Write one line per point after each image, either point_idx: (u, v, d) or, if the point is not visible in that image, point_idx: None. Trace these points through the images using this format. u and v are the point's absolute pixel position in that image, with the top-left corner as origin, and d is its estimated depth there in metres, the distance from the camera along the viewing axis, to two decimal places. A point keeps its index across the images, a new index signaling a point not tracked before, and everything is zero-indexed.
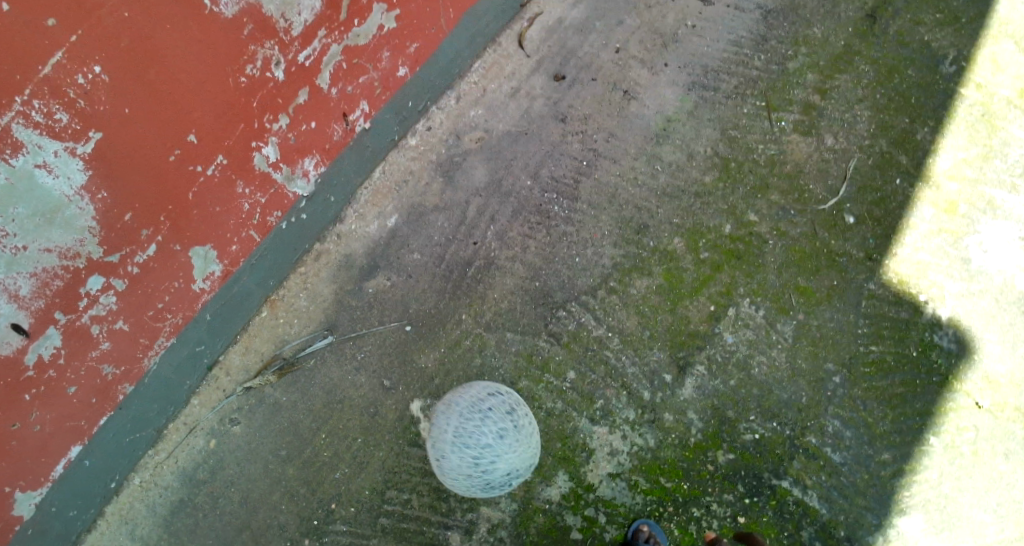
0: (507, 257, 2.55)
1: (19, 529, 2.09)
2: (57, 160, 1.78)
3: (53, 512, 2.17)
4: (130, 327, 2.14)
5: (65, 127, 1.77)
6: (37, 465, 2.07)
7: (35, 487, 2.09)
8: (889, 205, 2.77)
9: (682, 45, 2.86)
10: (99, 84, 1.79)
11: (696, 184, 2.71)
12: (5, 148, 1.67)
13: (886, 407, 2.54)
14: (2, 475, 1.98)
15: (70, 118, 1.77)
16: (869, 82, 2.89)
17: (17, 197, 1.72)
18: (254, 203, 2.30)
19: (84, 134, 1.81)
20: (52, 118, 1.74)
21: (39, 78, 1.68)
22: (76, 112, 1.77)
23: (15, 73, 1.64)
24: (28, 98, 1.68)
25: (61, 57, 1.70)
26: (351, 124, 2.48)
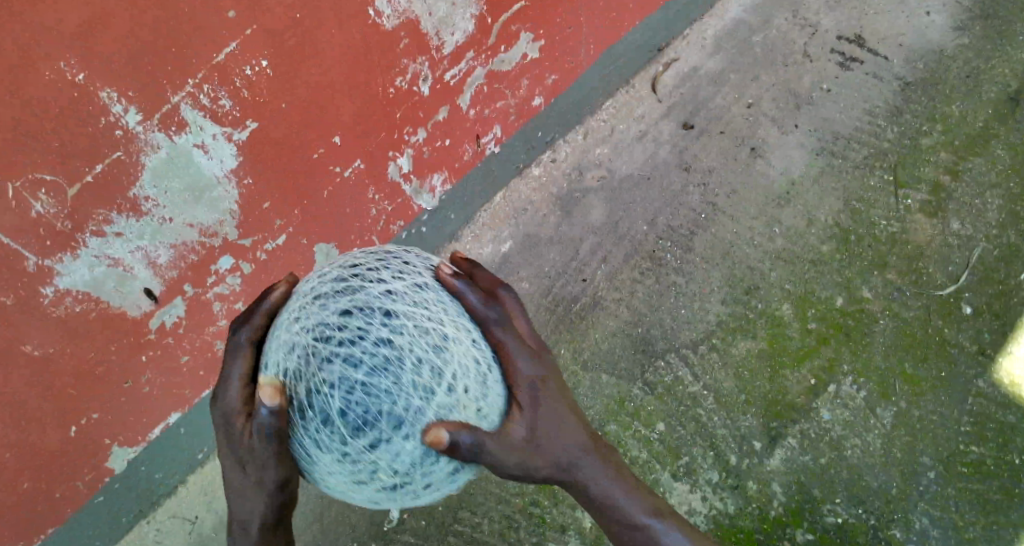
0: (613, 298, 2.56)
1: (107, 481, 2.23)
2: (215, 143, 1.87)
3: (143, 471, 2.33)
4: (246, 309, 2.27)
5: (227, 114, 1.85)
6: (139, 424, 2.21)
7: (131, 444, 2.22)
8: (1010, 300, 2.67)
9: (814, 108, 2.87)
10: (262, 76, 1.86)
11: (813, 252, 2.67)
12: (173, 125, 1.76)
13: (978, 512, 2.42)
14: (104, 428, 2.11)
15: (233, 106, 1.85)
16: (1003, 168, 2.84)
17: (174, 171, 1.83)
18: (380, 210, 2.41)
19: (242, 123, 1.90)
20: (218, 103, 1.81)
21: (213, 64, 1.74)
22: (238, 101, 1.85)
23: (192, 57, 1.69)
24: (199, 81, 1.74)
25: (234, 47, 1.76)
26: (482, 146, 2.57)
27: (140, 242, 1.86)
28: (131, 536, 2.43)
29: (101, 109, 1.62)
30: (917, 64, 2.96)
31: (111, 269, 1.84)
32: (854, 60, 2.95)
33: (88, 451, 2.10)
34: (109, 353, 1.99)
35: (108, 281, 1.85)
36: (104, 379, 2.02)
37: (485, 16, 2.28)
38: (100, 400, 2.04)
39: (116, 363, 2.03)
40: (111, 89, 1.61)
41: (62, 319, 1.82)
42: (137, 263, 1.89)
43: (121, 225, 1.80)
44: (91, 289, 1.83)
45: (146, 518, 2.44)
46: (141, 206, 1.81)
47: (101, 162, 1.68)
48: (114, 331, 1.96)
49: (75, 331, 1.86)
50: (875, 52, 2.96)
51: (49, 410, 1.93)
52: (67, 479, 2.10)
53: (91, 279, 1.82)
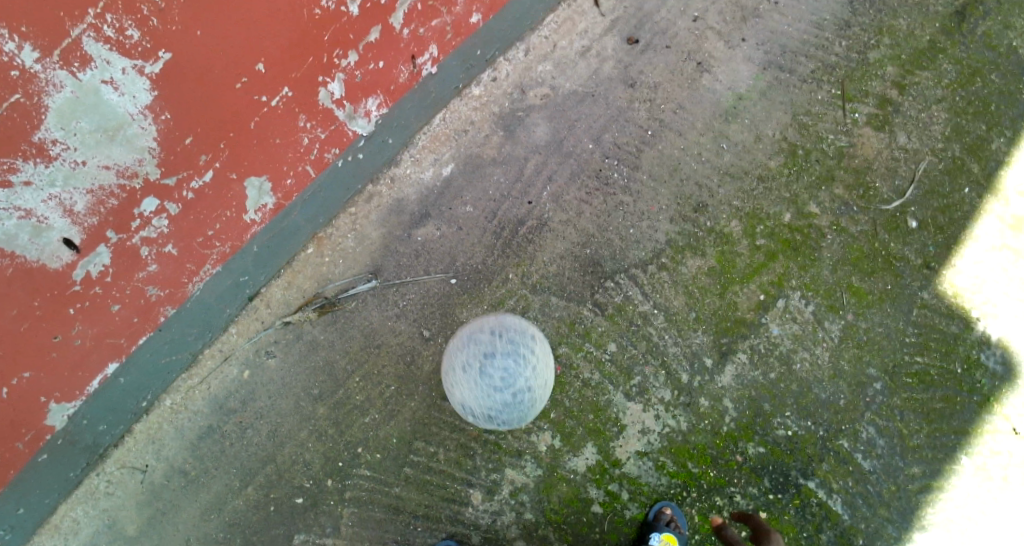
0: (560, 220, 2.50)
1: (48, 439, 2.11)
2: (126, 77, 1.73)
3: (84, 425, 2.19)
4: (178, 251, 2.12)
5: (136, 45, 1.72)
6: (75, 379, 2.08)
7: (69, 401, 2.10)
8: (955, 213, 2.68)
9: (761, 21, 2.76)
10: (173, 2, 1.74)
11: (761, 168, 2.62)
12: (74, 61, 1.65)
13: (922, 421, 2.48)
14: (37, 387, 2.00)
15: (142, 36, 1.72)
16: (950, 82, 2.81)
17: (82, 111, 1.70)
18: (313, 139, 2.26)
19: (153, 53, 1.76)
20: (124, 33, 1.69)
21: None
22: (148, 30, 1.73)
23: None
24: (100, 11, 1.64)
25: None
26: (418, 67, 2.41)
27: (51, 190, 1.74)
28: (82, 491, 2.28)
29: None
30: None
31: (23, 221, 1.73)
32: None
33: (25, 411, 2.00)
34: (31, 309, 1.87)
35: (20, 235, 1.74)
36: (30, 335, 1.91)
37: None
38: (28, 356, 1.93)
39: (41, 318, 1.90)
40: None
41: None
42: (52, 212, 1.77)
43: (28, 173, 1.68)
44: (4, 245, 1.72)
45: (95, 472, 2.29)
46: (49, 150, 1.69)
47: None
48: (34, 285, 1.84)
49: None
50: None
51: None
52: (6, 440, 2.00)
53: (3, 234, 1.70)
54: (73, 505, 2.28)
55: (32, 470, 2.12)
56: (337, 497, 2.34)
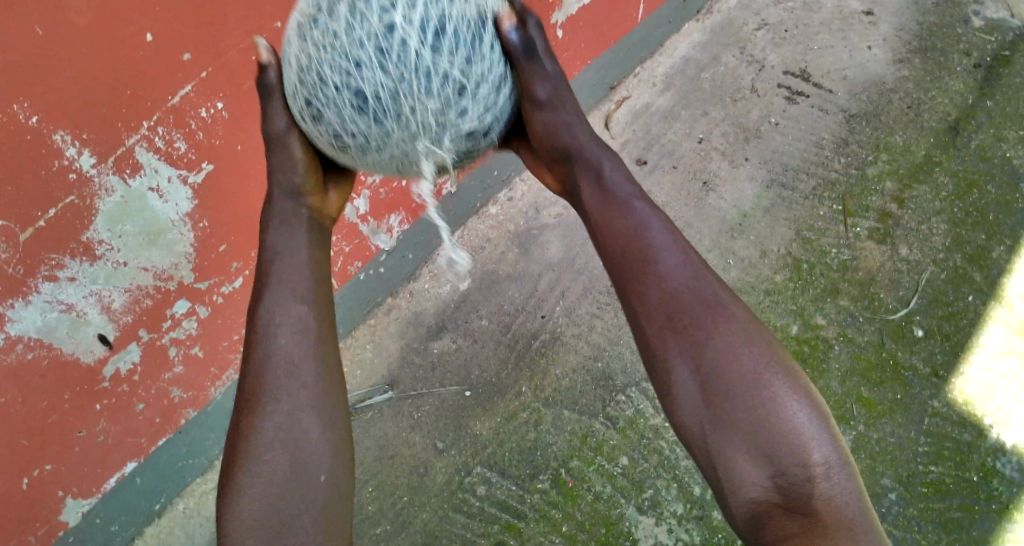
0: (572, 334, 2.58)
1: (60, 535, 2.15)
2: (170, 186, 1.87)
3: (98, 524, 2.23)
4: (203, 354, 2.26)
5: (183, 156, 1.86)
6: (93, 475, 2.14)
7: (85, 497, 2.15)
8: (960, 321, 2.74)
9: (763, 141, 2.97)
10: (218, 119, 1.88)
11: (767, 282, 2.71)
12: (127, 168, 1.76)
13: (940, 531, 2.42)
14: (58, 480, 2.05)
15: (188, 148, 1.86)
16: (947, 195, 2.94)
17: (128, 215, 1.82)
18: (338, 252, 2.37)
19: (197, 164, 1.91)
20: (172, 145, 1.82)
21: (168, 106, 1.75)
22: (194, 142, 1.86)
23: (147, 98, 1.70)
24: (154, 124, 1.75)
25: (190, 89, 1.78)
26: (438, 186, 2.58)
27: (93, 287, 1.84)
28: None
29: (54, 151, 1.61)
30: (861, 97, 3.11)
31: (64, 314, 1.82)
32: (801, 94, 3.10)
33: (44, 502, 2.05)
34: (61, 401, 1.94)
35: (60, 327, 1.83)
36: (57, 427, 1.97)
37: None
38: (53, 448, 1.99)
39: (69, 412, 1.98)
40: (64, 131, 1.61)
41: (11, 365, 1.78)
42: (91, 308, 1.87)
43: (74, 270, 1.78)
44: (43, 335, 1.81)
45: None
46: (95, 250, 1.80)
47: (54, 207, 1.67)
48: (66, 378, 1.92)
49: (27, 377, 1.83)
50: (819, 86, 3.12)
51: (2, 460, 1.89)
52: (20, 532, 2.04)
53: (43, 325, 1.79)
54: None
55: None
56: None
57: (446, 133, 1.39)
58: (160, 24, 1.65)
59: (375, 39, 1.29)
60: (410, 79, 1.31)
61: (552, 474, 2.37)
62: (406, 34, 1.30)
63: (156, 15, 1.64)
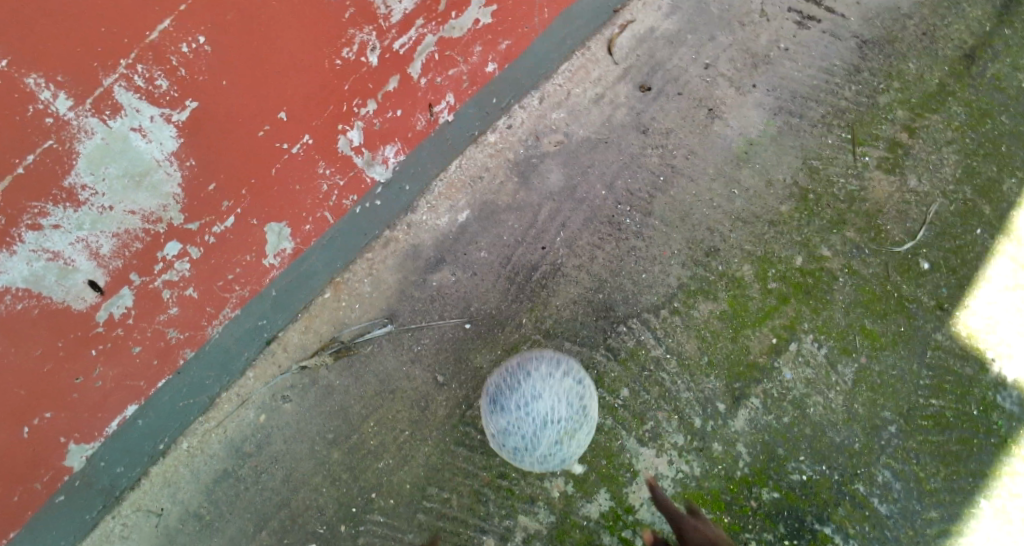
0: (573, 265, 2.52)
1: (67, 479, 2.17)
2: (152, 125, 1.87)
3: (101, 467, 2.22)
4: (199, 295, 2.19)
5: (164, 94, 1.87)
6: (93, 421, 2.15)
7: (89, 442, 2.17)
8: (967, 254, 2.68)
9: (772, 67, 2.83)
10: (201, 53, 1.88)
11: (772, 213, 2.65)
12: (106, 109, 1.80)
13: (938, 463, 2.46)
14: (57, 428, 2.08)
15: (170, 85, 1.87)
16: (959, 125, 2.84)
17: (110, 158, 1.84)
18: (332, 185, 2.33)
19: (180, 102, 1.90)
20: (153, 83, 1.84)
21: (146, 42, 1.79)
22: (177, 79, 1.87)
23: (123, 35, 1.76)
24: (133, 61, 1.80)
25: (169, 24, 1.81)
26: (435, 115, 2.49)
27: (79, 233, 1.88)
28: (98, 534, 2.27)
29: (27, 96, 1.70)
30: (874, 23, 2.91)
31: (51, 263, 1.87)
32: (812, 19, 2.88)
33: (47, 451, 2.09)
34: (54, 348, 1.98)
35: (47, 276, 1.88)
36: (52, 379, 2.01)
37: None
38: (48, 399, 2.03)
39: (62, 359, 2.01)
40: (36, 75, 1.70)
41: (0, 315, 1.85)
42: (78, 255, 1.90)
43: (58, 215, 1.82)
44: (31, 285, 1.87)
45: (110, 515, 2.27)
46: (78, 196, 1.83)
47: (32, 152, 1.75)
48: (58, 326, 1.96)
49: (16, 327, 1.89)
50: (832, 12, 2.90)
51: None
52: (26, 480, 2.08)
53: (30, 274, 1.85)
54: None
55: (48, 511, 2.16)
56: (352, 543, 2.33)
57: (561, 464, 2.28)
58: None
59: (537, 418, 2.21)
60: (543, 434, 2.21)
61: None
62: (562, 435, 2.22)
63: None
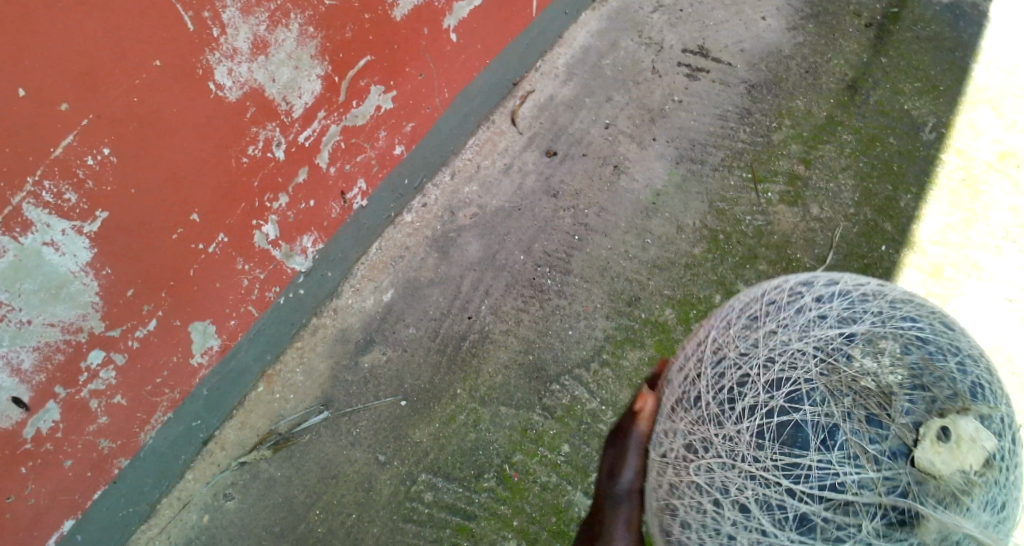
0: (500, 331, 2.57)
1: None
2: (65, 238, 1.80)
3: None
4: (127, 401, 2.16)
5: (74, 207, 1.80)
6: (30, 539, 2.04)
7: None
8: (876, 270, 2.80)
9: (668, 120, 3.04)
10: (107, 164, 1.83)
11: (686, 256, 2.76)
12: (16, 226, 1.69)
13: None
14: None
15: (79, 198, 1.80)
16: (851, 151, 3.04)
17: (25, 273, 1.75)
18: (253, 279, 2.37)
19: (91, 214, 1.84)
20: (61, 197, 1.76)
21: (50, 158, 1.70)
22: (85, 192, 1.81)
23: (27, 154, 1.66)
24: (39, 178, 1.70)
25: (72, 139, 1.73)
26: (349, 202, 2.60)
27: None
28: None
29: None
30: (759, 66, 3.21)
31: None
32: (701, 70, 3.17)
33: None
34: None
35: None
36: None
37: (332, 74, 2.33)
38: None
39: None
40: None
41: None
42: None
43: None
44: None
45: None
46: None
47: None
48: None
49: None
50: (719, 61, 3.20)
51: None
52: None
53: None
54: None
55: None
56: None
57: (883, 436, 1.19)
58: (31, 78, 1.61)
59: (820, 364, 1.26)
60: (789, 359, 1.28)
61: (496, 472, 2.36)
62: (744, 378, 1.31)
63: (25, 68, 1.59)
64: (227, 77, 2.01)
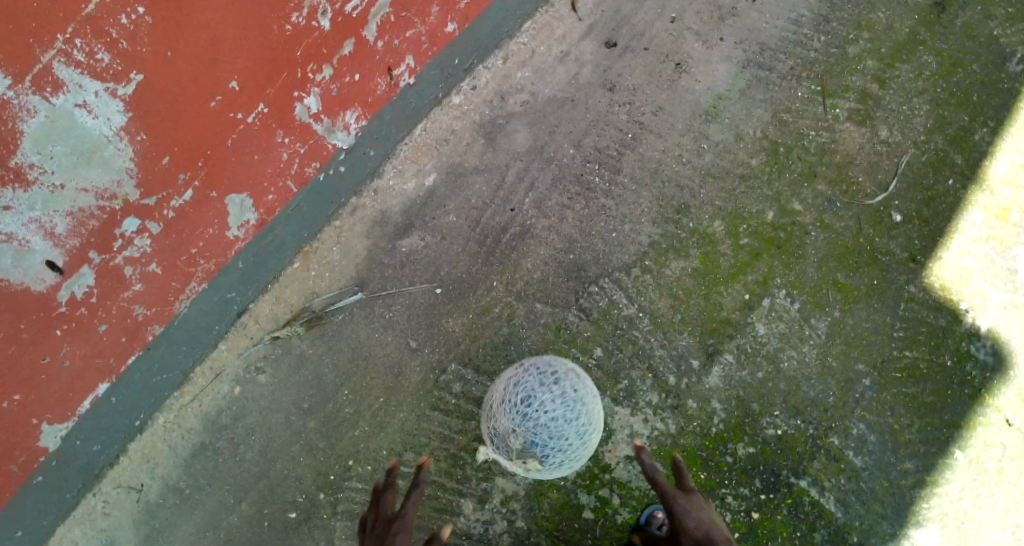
0: (543, 226, 2.50)
1: (42, 460, 2.08)
2: (98, 100, 1.73)
3: (78, 445, 2.17)
4: (162, 270, 2.11)
5: (108, 68, 1.72)
6: (65, 400, 2.06)
7: (62, 421, 2.08)
8: (939, 205, 2.67)
9: (739, 20, 2.74)
10: (141, 25, 1.74)
11: (743, 167, 2.62)
12: (47, 85, 1.63)
13: (914, 415, 2.48)
14: (28, 409, 1.97)
15: (112, 59, 1.72)
16: (931, 74, 2.77)
17: (56, 134, 1.68)
18: (292, 154, 2.27)
19: (125, 76, 1.76)
20: (94, 57, 1.69)
21: (82, 16, 1.64)
22: (118, 53, 1.72)
23: (58, 10, 1.60)
24: (70, 37, 1.64)
25: None
26: (395, 79, 2.42)
27: (32, 214, 1.73)
28: (79, 511, 2.28)
29: None
30: None
31: (4, 245, 1.71)
32: None
33: (17, 433, 1.98)
34: (17, 332, 1.85)
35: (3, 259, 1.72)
36: (19, 359, 1.89)
37: None
38: (16, 379, 1.90)
39: (27, 342, 1.88)
40: None
41: None
42: (33, 236, 1.75)
43: (8, 198, 1.66)
44: None
45: (92, 493, 2.29)
46: (27, 176, 1.67)
47: None
48: (18, 308, 1.82)
49: None
50: None
51: None
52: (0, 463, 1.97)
53: None
54: (71, 526, 2.28)
55: (28, 493, 2.10)
56: (331, 510, 2.36)
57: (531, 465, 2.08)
58: None
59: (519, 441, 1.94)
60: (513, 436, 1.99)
61: None
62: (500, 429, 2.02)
63: None
64: None
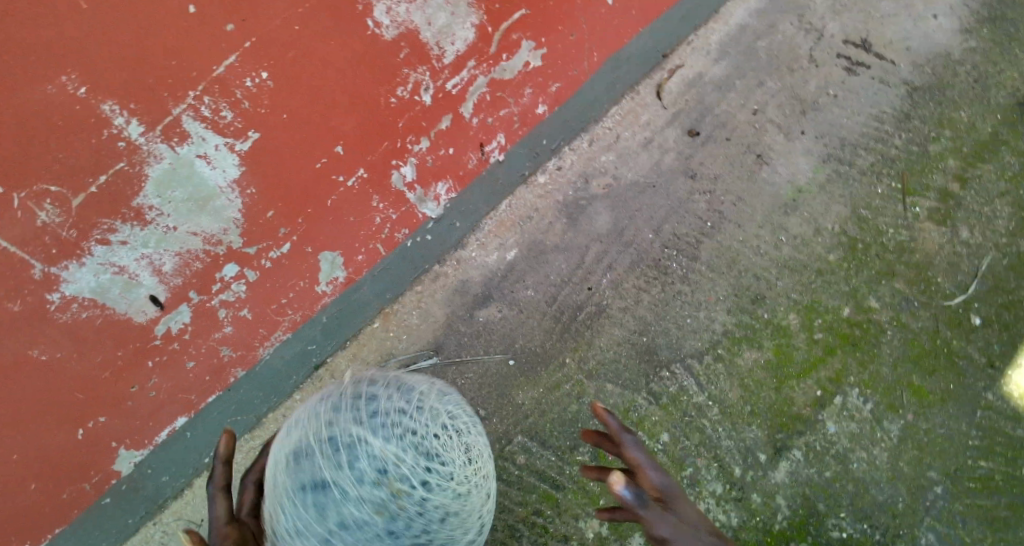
0: (618, 307, 2.54)
1: (115, 483, 2.16)
2: (217, 153, 1.93)
3: (149, 475, 2.21)
4: (253, 317, 2.24)
5: (229, 124, 1.93)
6: (146, 428, 2.16)
7: (138, 448, 2.17)
8: (1020, 311, 2.63)
9: (821, 114, 2.80)
10: (264, 88, 1.94)
11: (819, 261, 2.63)
12: (174, 135, 1.85)
13: (986, 529, 2.41)
14: (112, 432, 2.09)
15: (234, 116, 1.92)
16: (1013, 175, 2.79)
17: (177, 181, 1.90)
18: (385, 219, 2.40)
19: (244, 133, 1.96)
20: (218, 114, 1.90)
21: (213, 76, 1.85)
22: (240, 111, 1.93)
23: (193, 69, 1.82)
24: (200, 93, 1.85)
25: (234, 60, 1.87)
26: (486, 154, 2.55)
27: (144, 250, 1.93)
28: (137, 540, 2.25)
29: (102, 121, 1.74)
30: (925, 69, 2.88)
31: (116, 276, 1.92)
32: (861, 65, 2.87)
33: (95, 454, 2.09)
34: (115, 358, 2.02)
35: (113, 288, 1.92)
36: (112, 383, 2.04)
37: (485, 25, 2.34)
38: (107, 403, 2.05)
39: (121, 369, 2.04)
40: (111, 101, 1.74)
41: (66, 324, 1.89)
42: (142, 271, 1.95)
43: (126, 233, 1.88)
44: (97, 296, 1.91)
45: (154, 521, 2.26)
46: (146, 215, 1.89)
47: (104, 173, 1.79)
48: (120, 337, 2.00)
49: (78, 335, 1.93)
50: (882, 57, 2.89)
51: (47, 412, 1.95)
52: (75, 478, 2.07)
53: (97, 286, 1.90)
54: None
55: (94, 514, 2.14)
56: None
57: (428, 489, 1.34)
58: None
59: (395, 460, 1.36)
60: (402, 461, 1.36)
61: (591, 448, 2.42)
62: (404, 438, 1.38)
63: None
64: (386, 15, 2.09)
